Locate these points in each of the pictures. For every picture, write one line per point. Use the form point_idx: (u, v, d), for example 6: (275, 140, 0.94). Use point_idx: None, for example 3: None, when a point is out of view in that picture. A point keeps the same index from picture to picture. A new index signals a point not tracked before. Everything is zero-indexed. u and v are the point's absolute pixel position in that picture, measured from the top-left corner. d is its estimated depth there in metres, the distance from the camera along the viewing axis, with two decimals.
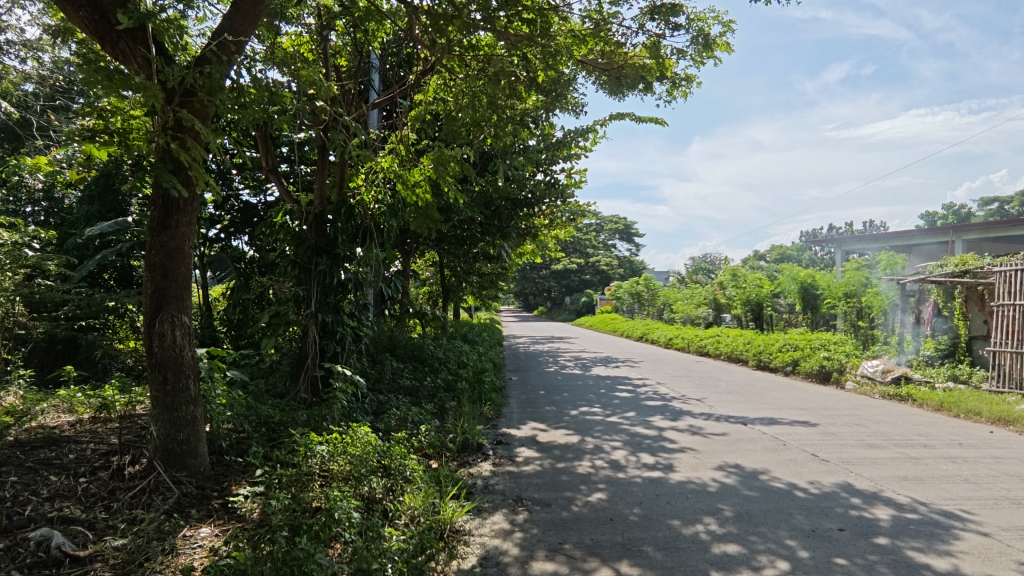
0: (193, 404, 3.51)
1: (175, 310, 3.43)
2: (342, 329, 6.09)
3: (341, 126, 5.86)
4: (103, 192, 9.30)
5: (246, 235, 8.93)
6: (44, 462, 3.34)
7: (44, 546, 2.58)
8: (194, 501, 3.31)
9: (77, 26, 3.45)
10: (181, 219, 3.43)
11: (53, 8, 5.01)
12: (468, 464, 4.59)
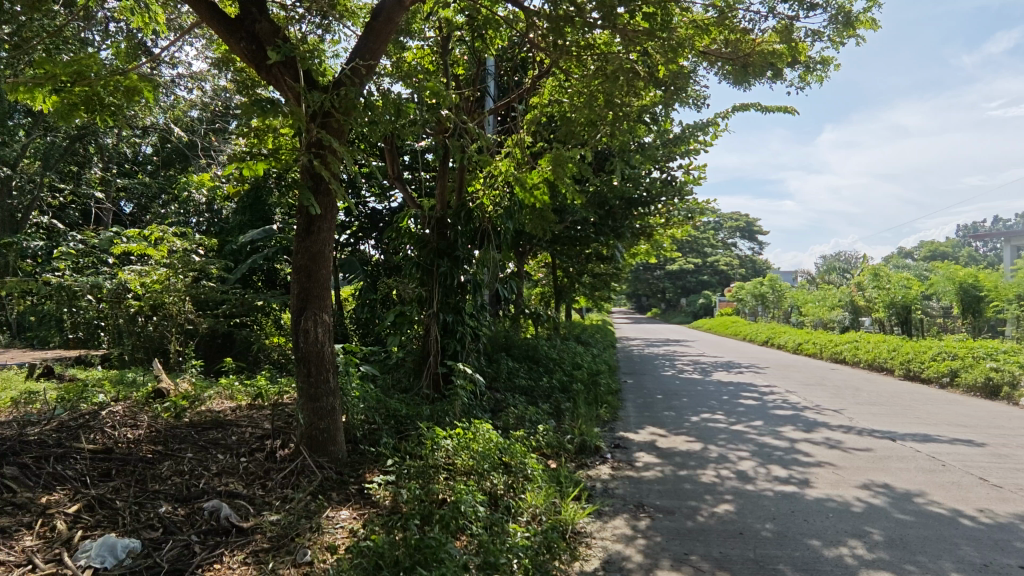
0: (333, 396, 3.81)
1: (317, 309, 3.74)
2: (462, 329, 6.32)
3: (461, 133, 6.10)
4: (253, 203, 10.44)
5: (373, 240, 9.58)
6: (212, 442, 3.79)
7: (215, 515, 2.92)
8: (335, 485, 3.59)
9: (238, 57, 3.87)
10: (322, 226, 3.74)
11: (215, 43, 5.69)
12: (586, 465, 4.57)
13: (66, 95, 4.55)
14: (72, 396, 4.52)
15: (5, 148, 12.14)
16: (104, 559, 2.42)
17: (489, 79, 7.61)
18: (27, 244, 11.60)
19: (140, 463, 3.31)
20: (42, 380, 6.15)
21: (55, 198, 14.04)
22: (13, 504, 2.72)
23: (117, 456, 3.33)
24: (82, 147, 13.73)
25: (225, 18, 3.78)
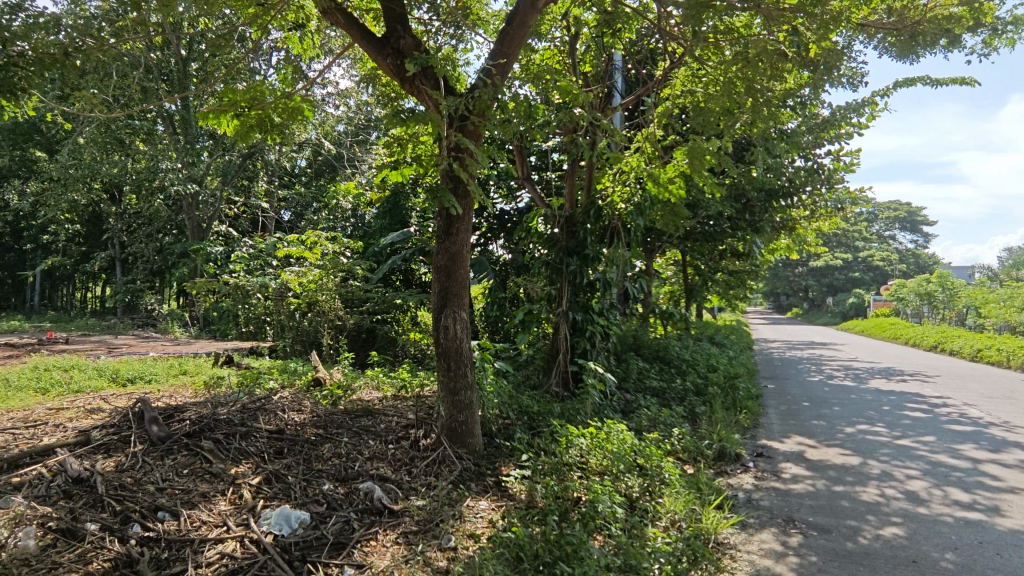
0: (470, 390, 3.97)
1: (456, 306, 3.92)
2: (592, 328, 6.29)
3: (590, 131, 6.05)
4: (393, 208, 11.27)
5: (501, 240, 9.86)
6: (364, 428, 4.12)
7: (369, 496, 3.17)
8: (473, 476, 3.74)
9: (384, 72, 4.15)
10: (460, 227, 3.89)
11: (361, 61, 6.18)
12: (726, 473, 4.33)
13: (243, 119, 5.18)
14: (248, 382, 5.14)
15: (193, 168, 14.13)
16: (282, 527, 2.74)
17: (617, 74, 7.47)
18: (210, 250, 13.42)
19: (306, 444, 3.69)
20: (224, 368, 7.08)
21: (230, 209, 16.10)
22: (210, 472, 3.15)
23: (287, 436, 3.73)
24: (250, 164, 15.58)
25: (373, 36, 4.08)
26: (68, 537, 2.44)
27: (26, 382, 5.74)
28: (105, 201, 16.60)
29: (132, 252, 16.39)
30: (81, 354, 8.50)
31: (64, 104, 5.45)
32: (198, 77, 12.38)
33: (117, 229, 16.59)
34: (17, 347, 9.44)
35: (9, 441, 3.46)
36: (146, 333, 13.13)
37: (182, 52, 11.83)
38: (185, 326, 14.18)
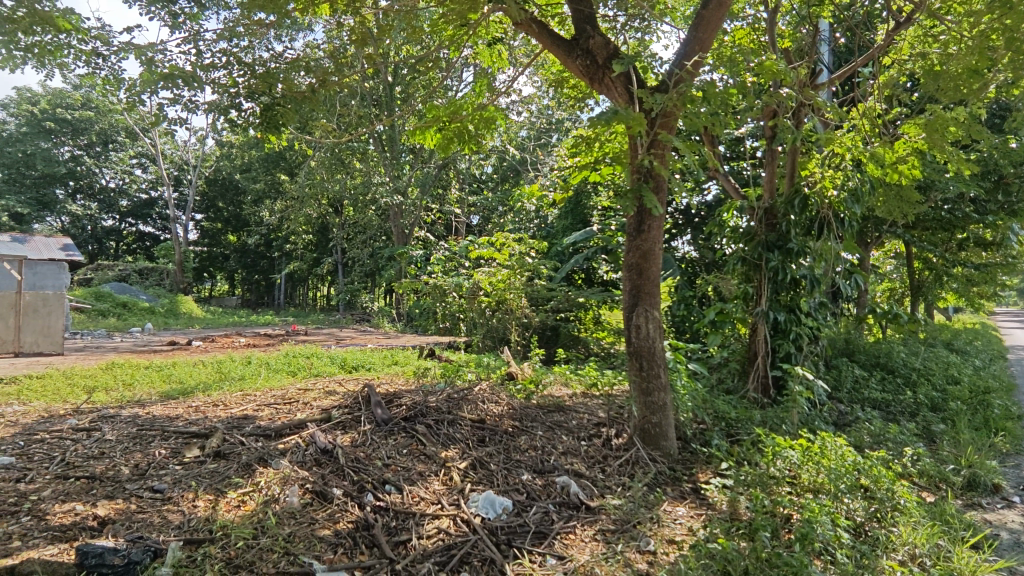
0: (664, 391, 3.87)
1: (649, 304, 3.83)
2: (797, 330, 5.71)
3: (794, 112, 5.47)
4: (574, 208, 11.50)
5: (688, 236, 9.43)
6: (557, 423, 4.24)
7: (566, 490, 3.26)
8: (668, 480, 3.64)
9: (574, 74, 4.20)
10: (653, 224, 3.80)
11: (547, 66, 6.35)
12: (981, 507, 3.61)
13: (444, 132, 5.64)
14: (450, 374, 5.62)
15: (398, 181, 15.85)
16: (488, 511, 2.94)
17: (823, 45, 6.66)
18: (412, 253, 14.91)
19: (504, 435, 3.91)
20: (428, 359, 7.83)
21: (428, 216, 17.74)
22: (425, 454, 3.50)
23: (488, 426, 3.99)
24: (444, 174, 17.02)
25: (563, 41, 4.15)
26: (320, 499, 2.88)
27: (280, 366, 6.95)
28: (331, 214, 19.41)
29: (351, 257, 18.92)
30: (317, 344, 10.06)
31: (305, 133, 6.47)
32: (402, 99, 13.85)
33: (340, 238, 19.29)
34: (272, 337, 11.47)
35: (273, 414, 4.21)
36: (363, 327, 15.07)
37: (389, 78, 13.34)
38: (393, 321, 15.99)
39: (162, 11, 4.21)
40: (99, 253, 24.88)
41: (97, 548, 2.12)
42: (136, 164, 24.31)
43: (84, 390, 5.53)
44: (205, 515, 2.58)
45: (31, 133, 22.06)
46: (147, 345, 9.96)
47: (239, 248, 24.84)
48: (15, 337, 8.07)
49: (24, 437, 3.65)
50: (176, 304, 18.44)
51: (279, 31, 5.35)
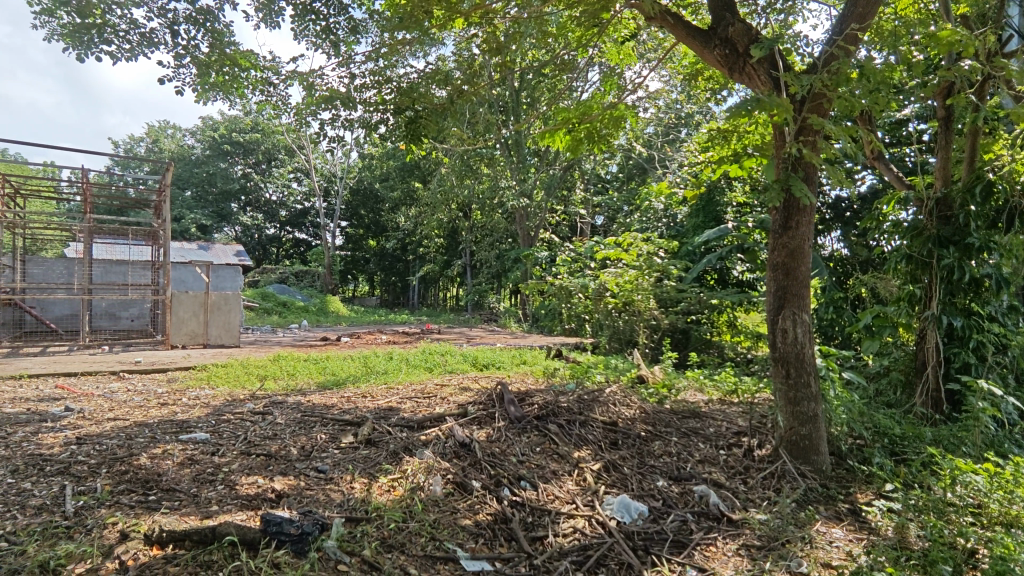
0: (814, 401, 3.57)
1: (797, 307, 3.55)
2: (978, 337, 4.97)
3: (976, 85, 4.76)
4: (706, 205, 10.91)
5: (837, 231, 8.59)
6: (693, 430, 4.08)
7: (705, 500, 3.13)
8: (821, 498, 3.34)
9: (712, 65, 4.02)
10: (802, 219, 3.51)
11: (681, 58, 6.11)
12: None
13: (574, 134, 5.68)
14: (579, 375, 5.63)
15: (525, 184, 16.16)
16: (623, 515, 2.91)
17: (1012, 7, 5.75)
18: (538, 255, 15.13)
19: (638, 439, 3.84)
20: (556, 360, 7.91)
21: (553, 218, 17.87)
22: (558, 453, 3.54)
23: (620, 429, 3.94)
24: (570, 175, 17.07)
25: (699, 31, 3.98)
26: (461, 490, 3.02)
27: (418, 362, 7.40)
28: (461, 218, 20.26)
29: (479, 259, 19.61)
30: (451, 343, 10.57)
31: (440, 142, 6.83)
32: (529, 104, 14.11)
33: (468, 241, 20.10)
34: (409, 335, 12.25)
35: (415, 407, 4.50)
36: (491, 327, 15.53)
37: (516, 84, 13.66)
38: (519, 322, 16.31)
39: (322, 41, 4.69)
40: (264, 258, 28.15)
41: (277, 518, 2.39)
42: (293, 178, 27.14)
43: (258, 378, 6.31)
44: (361, 497, 2.83)
45: (213, 155, 25.60)
46: (305, 340, 11.11)
47: (378, 252, 26.82)
48: (204, 331, 9.40)
49: (215, 417, 4.24)
50: (326, 304, 20.32)
51: (419, 48, 5.71)
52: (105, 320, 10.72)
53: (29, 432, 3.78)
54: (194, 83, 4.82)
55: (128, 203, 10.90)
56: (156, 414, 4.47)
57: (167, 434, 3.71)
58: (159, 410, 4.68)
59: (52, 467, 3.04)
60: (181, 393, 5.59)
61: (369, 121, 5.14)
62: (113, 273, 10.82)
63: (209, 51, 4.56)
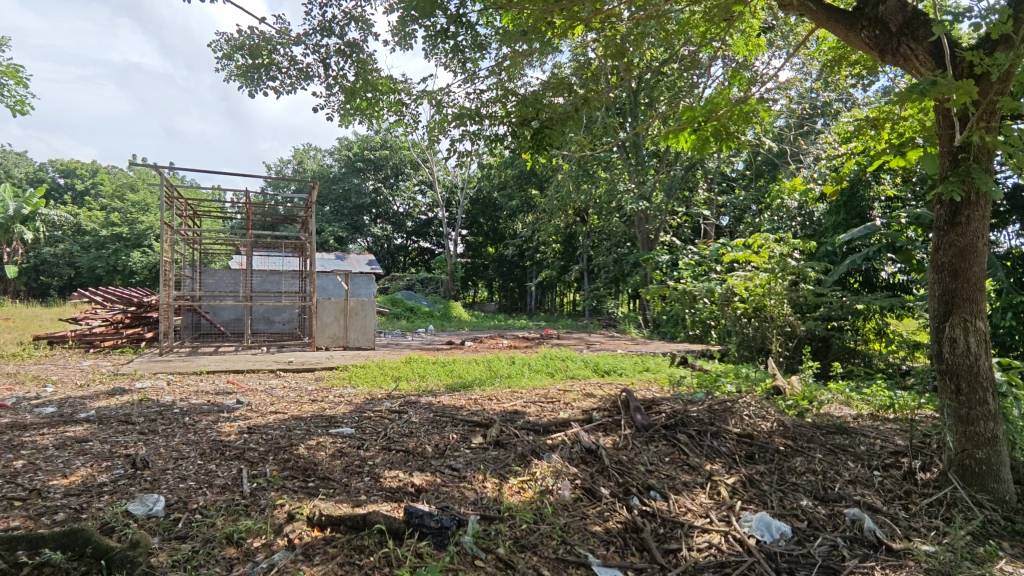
0: (993, 421, 3.13)
1: (968, 313, 3.13)
2: None
3: None
4: (848, 200, 9.90)
5: (1015, 226, 7.44)
6: (840, 447, 3.75)
7: (859, 525, 2.86)
8: (1004, 533, 2.92)
9: (859, 49, 3.68)
10: (975, 214, 3.09)
11: (821, 41, 5.65)
12: None
13: (700, 133, 5.47)
14: (708, 384, 5.39)
15: (644, 186, 15.78)
16: (764, 534, 2.75)
17: None
18: (658, 258, 14.70)
19: (777, 454, 3.60)
20: (681, 368, 7.63)
21: (674, 220, 17.27)
22: (689, 465, 3.42)
23: (757, 442, 3.72)
24: (691, 175, 16.42)
25: (843, 13, 3.67)
26: (590, 496, 3.03)
27: (540, 367, 7.52)
28: (578, 223, 20.24)
29: (597, 265, 19.46)
30: (572, 348, 10.57)
31: (560, 150, 6.91)
32: (647, 105, 13.80)
33: (586, 246, 20.04)
34: (529, 340, 12.47)
35: (540, 411, 4.57)
36: (610, 332, 15.30)
37: (635, 86, 13.42)
38: (639, 328, 15.93)
39: (451, 61, 4.95)
40: (392, 267, 30.08)
41: (419, 510, 2.55)
42: (418, 191, 28.74)
43: (393, 379, 6.76)
44: (494, 496, 2.93)
45: (349, 173, 27.84)
46: (432, 344, 11.71)
47: (497, 259, 27.60)
48: (344, 334, 10.26)
49: (358, 413, 4.62)
50: (450, 309, 21.28)
51: (539, 58, 5.83)
52: (262, 324, 12.05)
53: (210, 421, 4.36)
54: (338, 109, 5.30)
55: (280, 219, 12.20)
56: (309, 409, 4.97)
57: (320, 428, 4.11)
58: (311, 405, 5.19)
59: (230, 452, 3.49)
60: (328, 391, 6.16)
61: (493, 133, 5.35)
62: (269, 282, 12.15)
63: (353, 78, 4.99)
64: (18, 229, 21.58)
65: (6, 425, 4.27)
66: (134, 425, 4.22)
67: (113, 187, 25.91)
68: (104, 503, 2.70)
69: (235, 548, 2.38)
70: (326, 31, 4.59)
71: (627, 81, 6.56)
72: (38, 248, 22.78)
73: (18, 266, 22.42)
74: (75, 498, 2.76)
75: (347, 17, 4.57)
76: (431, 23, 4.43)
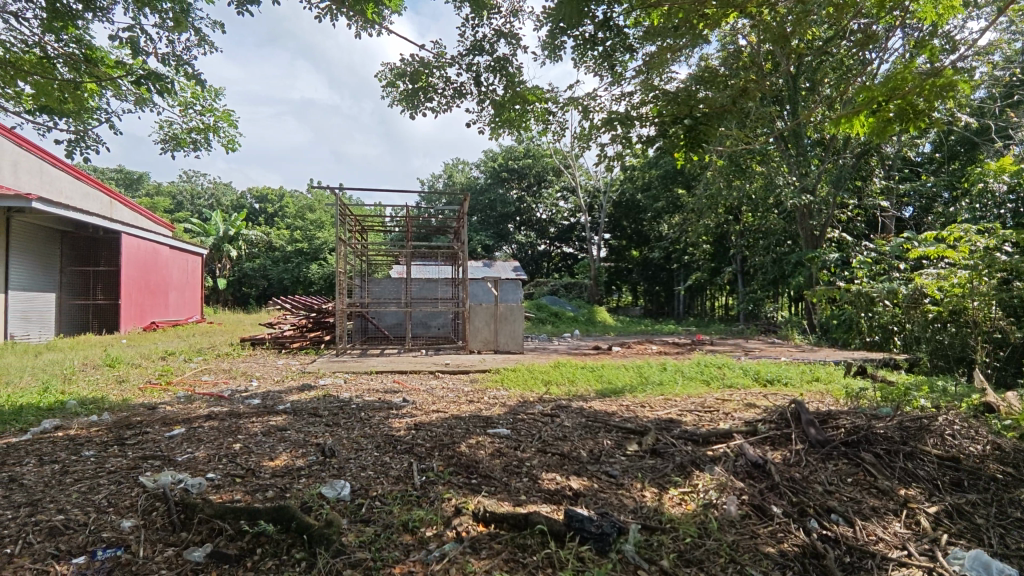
0: None
1: None
2: None
3: None
4: None
5: None
6: None
7: None
8: None
9: None
10: None
11: None
12: None
13: (880, 115, 4.86)
14: (896, 397, 4.75)
15: (806, 179, 14.41)
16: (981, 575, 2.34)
17: None
18: (826, 257, 13.31)
19: (993, 484, 3.09)
20: (859, 378, 6.81)
21: (844, 214, 15.53)
22: (877, 487, 3.04)
23: (965, 467, 3.22)
24: (864, 162, 14.68)
25: None
26: (760, 513, 2.82)
27: (694, 374, 7.19)
28: (730, 221, 19.03)
29: (752, 265, 18.12)
30: (727, 355, 9.96)
31: (712, 146, 6.55)
32: (809, 89, 12.62)
33: (739, 246, 18.76)
34: (680, 346, 11.94)
35: (698, 420, 4.37)
36: (770, 338, 14.12)
37: (793, 70, 12.35)
38: (804, 334, 14.51)
39: (600, 66, 4.95)
40: (537, 273, 30.67)
41: (580, 515, 2.57)
42: (561, 197, 28.98)
43: (543, 383, 6.87)
44: (654, 506, 2.86)
45: (495, 183, 28.96)
46: (579, 348, 11.76)
47: (642, 262, 26.90)
48: (495, 337, 10.68)
49: (513, 415, 4.78)
50: (594, 314, 21.19)
51: (687, 52, 5.61)
52: (420, 328, 12.99)
53: (382, 417, 4.79)
54: (488, 122, 5.56)
55: (434, 230, 13.05)
56: (468, 409, 5.25)
57: (478, 427, 4.32)
58: (468, 406, 5.47)
59: (402, 446, 3.81)
60: (484, 392, 6.47)
61: (642, 135, 5.24)
62: (426, 289, 13.05)
63: (503, 92, 5.21)
64: (226, 248, 25.52)
65: (225, 413, 5.07)
66: (321, 417, 4.78)
67: (296, 209, 29.66)
68: (302, 485, 3.08)
69: (411, 535, 2.58)
70: (478, 49, 4.84)
71: (788, 65, 6.04)
72: (241, 263, 26.74)
73: (226, 279, 26.49)
74: (280, 478, 3.19)
75: (497, 35, 4.78)
76: (579, 32, 4.47)
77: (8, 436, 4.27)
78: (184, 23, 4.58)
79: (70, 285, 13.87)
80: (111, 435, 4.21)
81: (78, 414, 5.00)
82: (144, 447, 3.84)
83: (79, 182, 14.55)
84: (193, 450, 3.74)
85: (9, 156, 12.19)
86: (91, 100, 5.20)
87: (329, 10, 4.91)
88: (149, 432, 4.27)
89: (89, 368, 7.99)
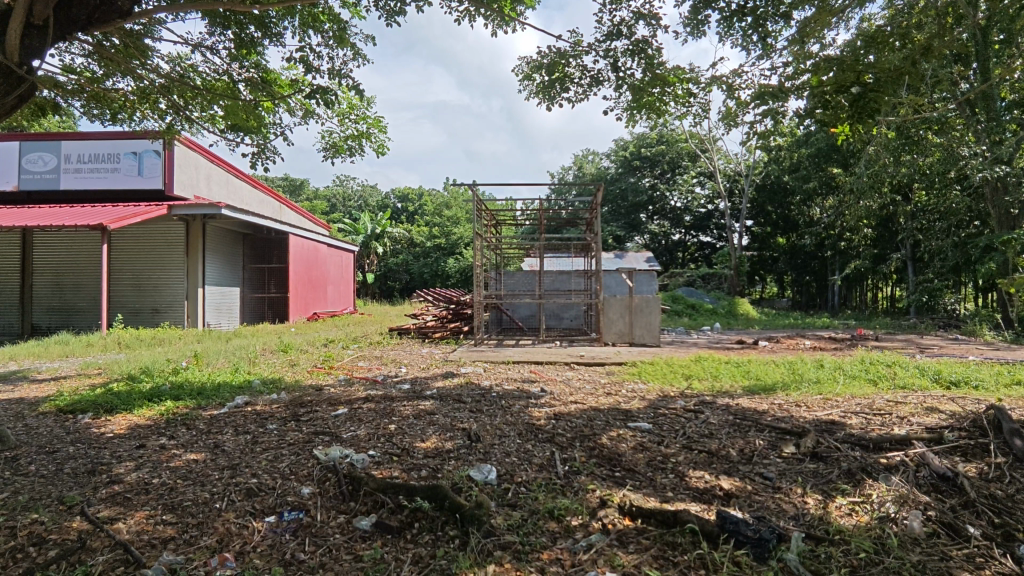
0: None
1: None
2: None
3: None
4: None
5: None
6: None
7: None
8: None
9: None
10: None
11: None
12: None
13: None
14: None
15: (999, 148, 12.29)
16: None
17: None
18: None
19: None
20: None
21: None
22: None
23: None
24: None
25: None
26: (951, 533, 2.48)
27: (858, 372, 6.46)
28: (899, 201, 16.83)
29: (925, 250, 15.95)
30: (897, 352, 8.83)
31: (880, 118, 5.80)
32: (1004, 41, 10.71)
33: (910, 229, 16.56)
34: (838, 342, 10.82)
35: (867, 424, 3.91)
36: (950, 334, 12.30)
37: (981, 22, 10.59)
38: (997, 330, 12.43)
39: (747, 39, 4.60)
40: (671, 263, 29.51)
41: (735, 518, 2.44)
42: (697, 183, 27.56)
43: (684, 378, 6.60)
44: (819, 514, 2.63)
45: (626, 173, 28.34)
46: (720, 342, 11.15)
47: (789, 249, 24.76)
48: (630, 330, 10.47)
49: (654, 409, 4.64)
50: (735, 306, 19.93)
51: (850, 12, 5.01)
52: (553, 320, 13.12)
53: (522, 406, 4.89)
54: (625, 109, 5.42)
55: (566, 221, 13.06)
56: (606, 402, 5.20)
57: (618, 420, 4.25)
58: (606, 398, 5.41)
59: (543, 435, 3.87)
60: (620, 385, 6.37)
61: (795, 111, 4.80)
62: (559, 281, 13.14)
63: (641, 76, 5.05)
64: (374, 246, 27.69)
65: (380, 396, 5.50)
66: (465, 404, 5.01)
67: (434, 207, 31.46)
68: (452, 467, 3.26)
69: (556, 523, 2.62)
70: (615, 35, 4.75)
71: (978, 16, 5.11)
72: (387, 259, 28.85)
73: (375, 274, 28.77)
74: (432, 459, 3.40)
75: (636, 17, 4.63)
76: (725, 4, 4.20)
77: (211, 409, 5.02)
78: (344, 40, 5.03)
79: (250, 281, 15.94)
80: (289, 412, 4.77)
81: (263, 393, 5.74)
82: (315, 424, 4.30)
83: (257, 191, 16.72)
84: (356, 428, 4.11)
85: (205, 170, 14.30)
86: (269, 116, 5.90)
87: (468, 11, 5.08)
88: (319, 411, 4.76)
89: (268, 353, 9.13)
